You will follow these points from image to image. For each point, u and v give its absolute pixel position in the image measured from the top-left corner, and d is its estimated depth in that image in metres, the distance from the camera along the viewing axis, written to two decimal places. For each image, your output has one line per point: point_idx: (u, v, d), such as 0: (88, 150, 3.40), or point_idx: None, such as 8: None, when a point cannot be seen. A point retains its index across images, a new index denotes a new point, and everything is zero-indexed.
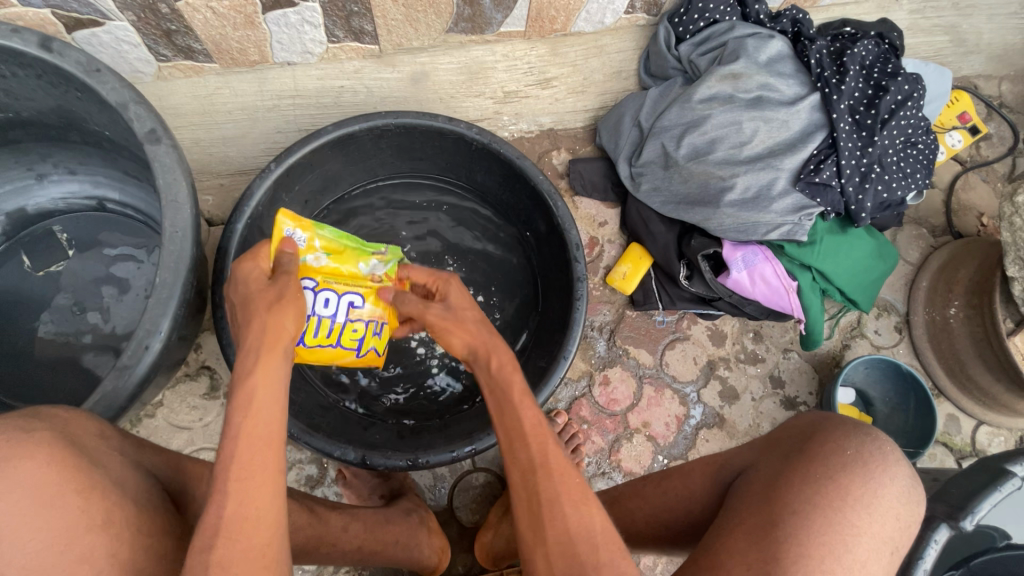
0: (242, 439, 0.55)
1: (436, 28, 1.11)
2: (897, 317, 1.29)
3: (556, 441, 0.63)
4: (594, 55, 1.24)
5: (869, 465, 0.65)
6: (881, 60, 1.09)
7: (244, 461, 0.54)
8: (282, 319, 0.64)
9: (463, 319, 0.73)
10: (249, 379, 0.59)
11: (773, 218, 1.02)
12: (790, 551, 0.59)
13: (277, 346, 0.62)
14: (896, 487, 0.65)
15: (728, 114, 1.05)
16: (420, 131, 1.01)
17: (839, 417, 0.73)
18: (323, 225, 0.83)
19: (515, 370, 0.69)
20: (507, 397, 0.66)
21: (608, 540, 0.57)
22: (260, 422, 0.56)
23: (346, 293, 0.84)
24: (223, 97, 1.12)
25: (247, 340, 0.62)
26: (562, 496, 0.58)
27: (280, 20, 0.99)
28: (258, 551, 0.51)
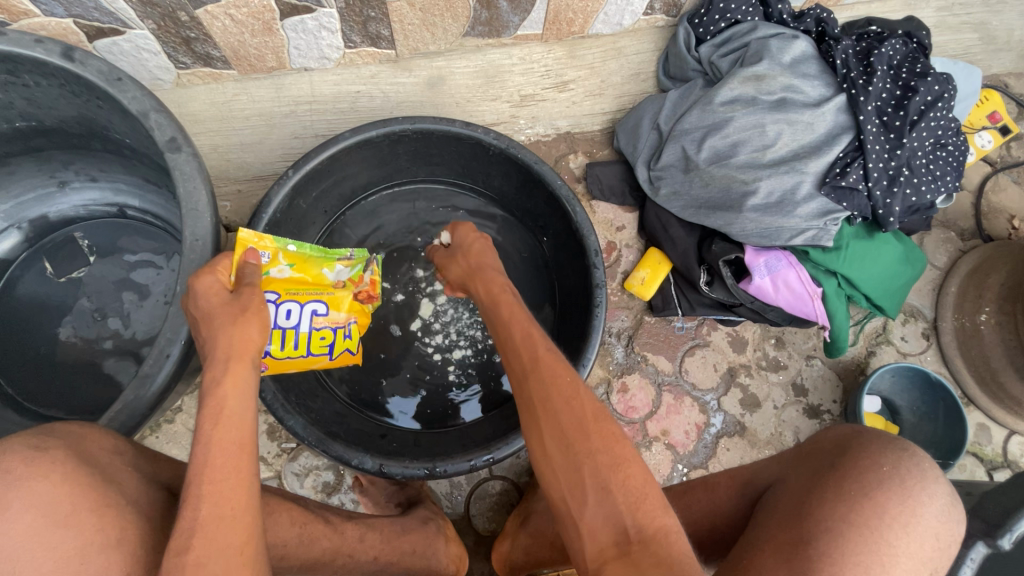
0: (215, 445, 0.54)
1: (453, 32, 1.10)
2: (924, 324, 1.25)
3: (549, 348, 0.65)
4: (612, 58, 1.22)
5: (906, 484, 0.62)
6: (909, 59, 1.06)
7: (218, 468, 0.52)
8: (246, 330, 0.63)
9: (459, 253, 0.83)
10: (219, 388, 0.58)
11: (796, 222, 1.00)
12: (821, 570, 0.57)
13: (247, 356, 0.62)
14: (934, 506, 0.62)
15: (750, 117, 1.02)
16: (437, 136, 1.00)
17: (872, 433, 0.70)
18: (282, 237, 0.87)
19: (501, 290, 0.74)
20: (498, 315, 0.71)
21: (602, 431, 0.57)
22: (229, 426, 0.56)
23: (309, 302, 0.91)
24: (240, 104, 1.12)
25: (212, 357, 0.61)
26: (552, 393, 0.59)
27: (298, 26, 0.99)
28: (234, 548, 0.50)
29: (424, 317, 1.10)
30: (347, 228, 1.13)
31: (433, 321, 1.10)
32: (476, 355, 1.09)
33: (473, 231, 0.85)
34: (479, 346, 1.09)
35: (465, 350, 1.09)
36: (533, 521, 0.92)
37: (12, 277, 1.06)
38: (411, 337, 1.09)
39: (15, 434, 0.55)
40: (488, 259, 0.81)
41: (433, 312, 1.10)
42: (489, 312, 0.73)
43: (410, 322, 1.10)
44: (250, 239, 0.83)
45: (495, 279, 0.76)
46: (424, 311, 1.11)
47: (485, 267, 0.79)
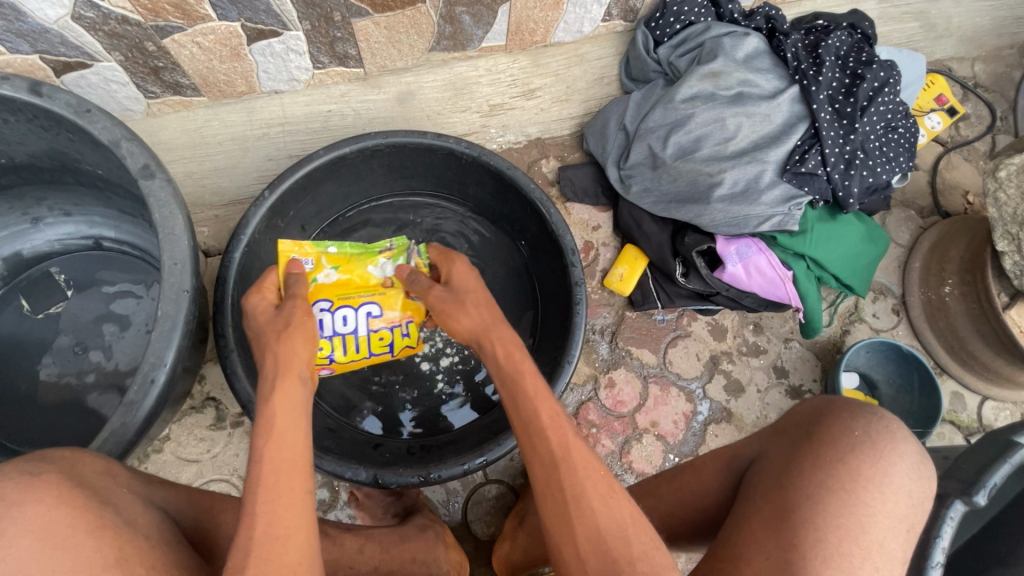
0: (266, 463, 0.57)
1: (419, 48, 1.12)
2: (893, 300, 1.30)
3: (580, 440, 0.65)
4: (575, 64, 1.26)
5: (877, 446, 0.65)
6: (855, 49, 1.12)
7: (271, 482, 0.55)
8: (293, 345, 0.70)
9: (467, 304, 0.79)
10: (269, 407, 0.62)
11: (762, 210, 1.04)
12: (806, 535, 0.60)
13: (293, 372, 0.67)
14: (905, 464, 0.65)
15: (710, 112, 1.06)
16: (410, 149, 1.03)
17: (844, 401, 0.73)
18: (322, 244, 0.98)
19: (521, 358, 0.73)
20: (520, 389, 0.69)
21: (640, 536, 0.59)
22: (281, 446, 0.59)
23: (361, 305, 0.99)
24: (213, 129, 1.13)
25: (263, 373, 0.67)
26: (588, 491, 0.60)
27: (266, 49, 1.01)
28: (291, 569, 0.51)
29: None
30: None
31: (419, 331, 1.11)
32: (464, 362, 1.10)
33: (470, 272, 0.85)
34: (466, 352, 1.11)
35: (453, 357, 1.10)
36: (530, 520, 0.94)
37: None
38: None
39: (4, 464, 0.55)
40: (497, 313, 0.79)
41: None
42: (505, 380, 0.72)
43: None
44: (291, 249, 0.95)
45: (510, 339, 0.75)
46: None
47: (498, 323, 0.77)
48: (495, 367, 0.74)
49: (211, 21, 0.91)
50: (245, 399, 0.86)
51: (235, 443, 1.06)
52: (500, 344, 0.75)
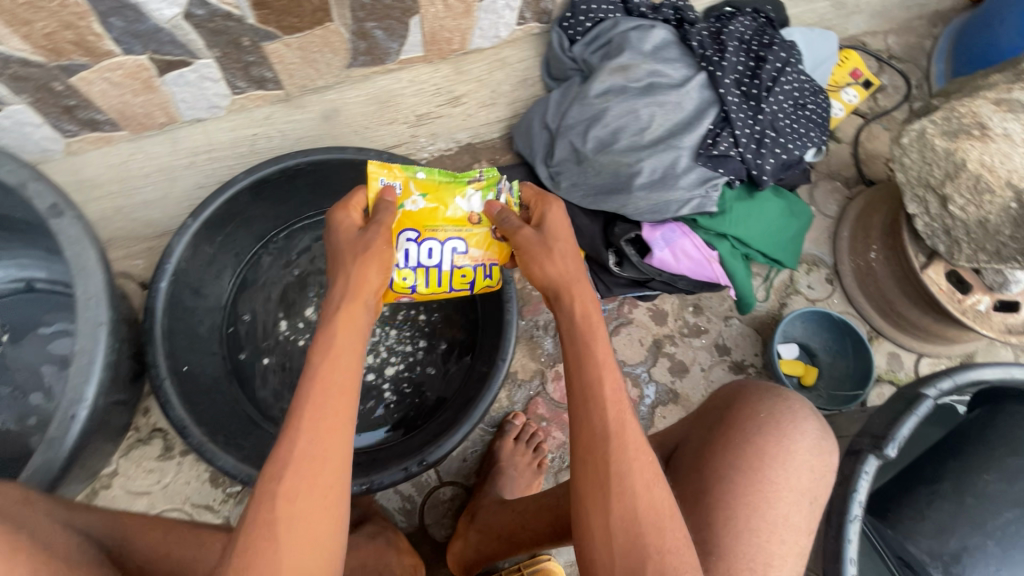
0: (317, 384, 0.60)
1: (336, 65, 1.14)
2: (826, 270, 1.34)
3: (639, 429, 0.63)
4: (497, 68, 1.29)
5: (782, 424, 0.68)
6: (758, 33, 1.16)
7: (318, 402, 0.59)
8: (365, 272, 0.71)
9: (554, 252, 0.73)
10: (330, 330, 0.65)
11: (681, 194, 1.07)
12: (720, 515, 0.63)
13: (361, 297, 0.69)
14: (807, 441, 0.68)
15: (624, 104, 1.10)
16: (333, 165, 1.04)
17: (754, 384, 0.76)
18: (410, 168, 0.87)
19: (598, 326, 0.69)
20: (591, 355, 0.66)
21: (671, 526, 0.59)
22: (334, 371, 0.61)
23: (449, 240, 0.86)
24: (138, 162, 1.13)
25: (335, 290, 0.70)
26: (635, 476, 0.60)
27: (179, 79, 1.02)
28: (324, 488, 0.55)
29: None
30: (260, 268, 1.13)
31: None
32: (409, 369, 1.12)
33: (565, 217, 0.78)
34: (410, 359, 1.12)
35: (397, 365, 1.11)
36: (481, 517, 0.97)
37: None
38: None
39: None
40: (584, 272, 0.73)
41: None
42: (573, 340, 0.69)
43: None
44: (379, 171, 0.84)
45: (592, 305, 0.70)
46: None
47: (583, 283, 0.72)
48: (567, 323, 0.70)
49: (116, 56, 0.92)
50: (180, 424, 0.86)
51: (186, 471, 1.06)
52: (578, 305, 0.70)
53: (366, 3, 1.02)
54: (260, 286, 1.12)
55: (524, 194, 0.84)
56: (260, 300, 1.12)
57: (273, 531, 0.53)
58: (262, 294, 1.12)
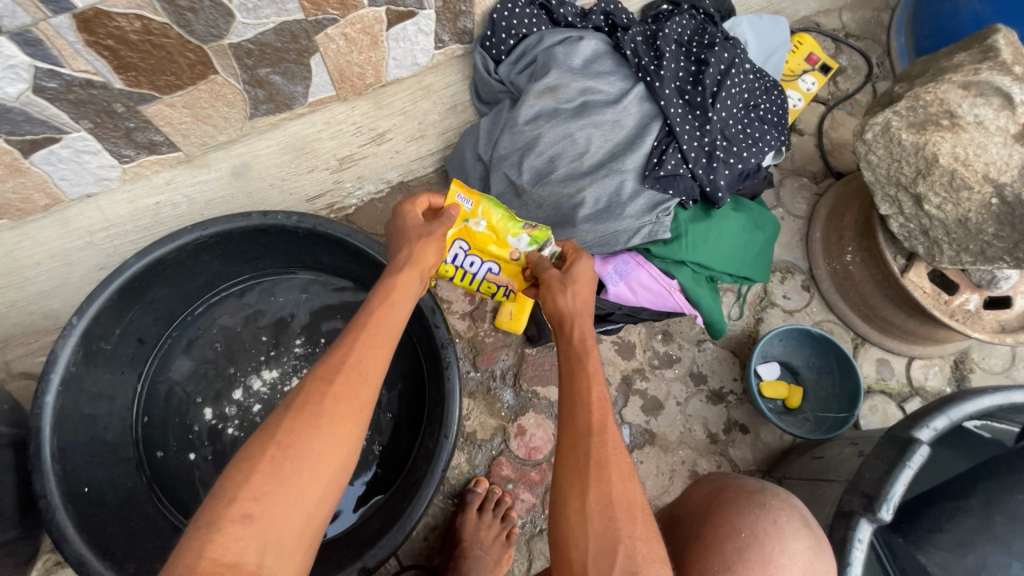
0: (372, 320, 0.63)
1: (236, 117, 1.01)
2: (802, 276, 1.24)
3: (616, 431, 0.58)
4: (422, 98, 1.17)
5: (766, 547, 0.60)
6: (698, 32, 1.05)
7: (375, 332, 0.62)
8: (428, 246, 0.73)
9: (567, 285, 0.72)
10: (397, 278, 0.68)
11: (630, 222, 0.96)
12: None
13: (420, 266, 0.71)
14: (797, 567, 0.60)
15: (557, 128, 0.99)
16: (238, 234, 0.93)
17: (735, 486, 0.68)
18: (489, 197, 0.85)
19: (593, 347, 0.65)
20: (579, 366, 0.63)
21: (644, 526, 0.53)
22: (384, 322, 0.63)
23: (488, 261, 0.90)
24: (26, 250, 1.00)
25: (397, 255, 0.72)
26: (613, 468, 0.55)
27: (51, 157, 0.90)
28: (359, 399, 0.57)
29: None
30: (178, 351, 1.02)
31: None
32: None
33: (593, 266, 0.76)
34: None
35: None
36: None
37: None
38: None
39: None
40: (589, 303, 0.72)
41: None
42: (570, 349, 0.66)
43: None
44: (461, 193, 0.82)
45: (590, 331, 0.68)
46: None
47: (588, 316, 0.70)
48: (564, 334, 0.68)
49: None
50: (76, 559, 0.75)
51: None
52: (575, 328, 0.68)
53: (252, 50, 0.90)
54: (178, 373, 1.01)
55: (562, 247, 0.82)
56: (181, 387, 1.01)
57: (298, 435, 0.53)
58: (181, 379, 1.01)
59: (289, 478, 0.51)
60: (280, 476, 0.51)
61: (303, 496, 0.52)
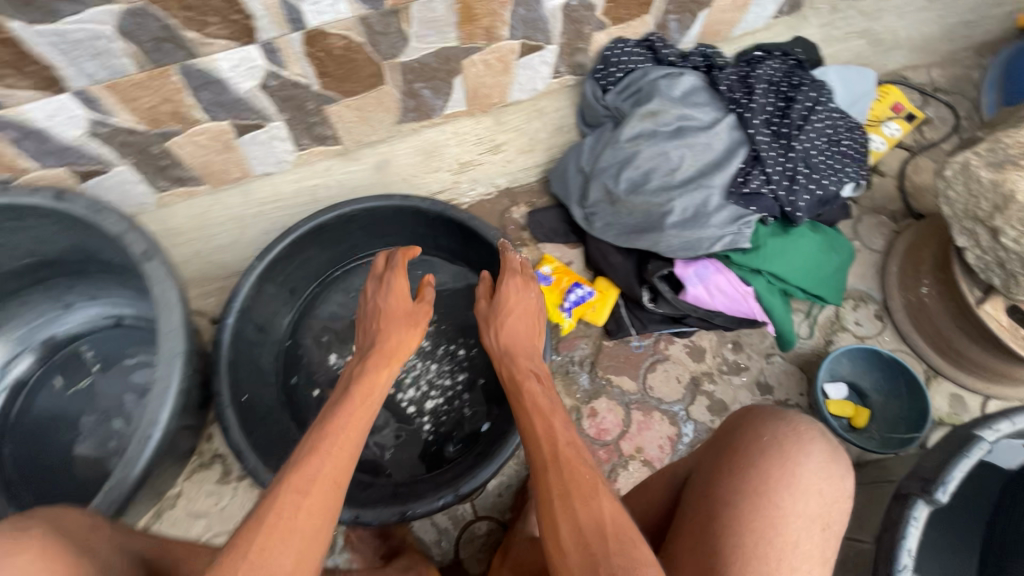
0: (354, 402, 0.82)
1: (389, 122, 1.27)
2: (875, 306, 1.29)
3: (576, 452, 0.74)
4: (534, 117, 1.38)
5: (784, 449, 0.66)
6: (788, 74, 1.19)
7: (354, 411, 0.80)
8: (410, 334, 0.99)
9: (505, 321, 1.00)
10: (376, 374, 0.89)
11: (713, 231, 1.08)
12: (727, 541, 0.62)
13: (395, 356, 0.94)
14: (814, 463, 0.66)
15: (654, 147, 1.14)
16: (382, 211, 1.14)
17: (758, 407, 0.74)
18: None
19: (544, 393, 0.88)
20: (534, 412, 0.84)
21: (617, 534, 0.63)
22: (360, 404, 0.82)
23: None
24: (216, 212, 1.27)
25: (378, 350, 0.94)
26: (573, 486, 0.68)
27: (254, 139, 1.16)
28: (344, 460, 0.72)
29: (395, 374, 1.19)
30: (317, 305, 1.23)
31: (404, 377, 1.19)
32: (448, 402, 1.17)
33: (535, 297, 1.04)
34: (449, 393, 1.18)
35: (437, 400, 1.17)
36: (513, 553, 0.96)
37: (27, 396, 1.17)
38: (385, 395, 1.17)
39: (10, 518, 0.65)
40: (525, 338, 1.00)
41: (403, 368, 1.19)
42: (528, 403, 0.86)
43: None
44: None
45: (524, 365, 0.94)
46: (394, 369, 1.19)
47: (520, 349, 0.98)
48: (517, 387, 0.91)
49: (204, 123, 1.07)
50: (238, 449, 0.94)
51: (241, 496, 1.12)
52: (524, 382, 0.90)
53: (415, 67, 1.14)
54: (314, 323, 1.22)
55: (511, 265, 1.06)
56: (316, 335, 1.21)
57: (299, 499, 0.65)
58: (316, 328, 1.22)
59: (295, 526, 0.62)
60: (283, 531, 0.61)
61: (299, 545, 0.61)
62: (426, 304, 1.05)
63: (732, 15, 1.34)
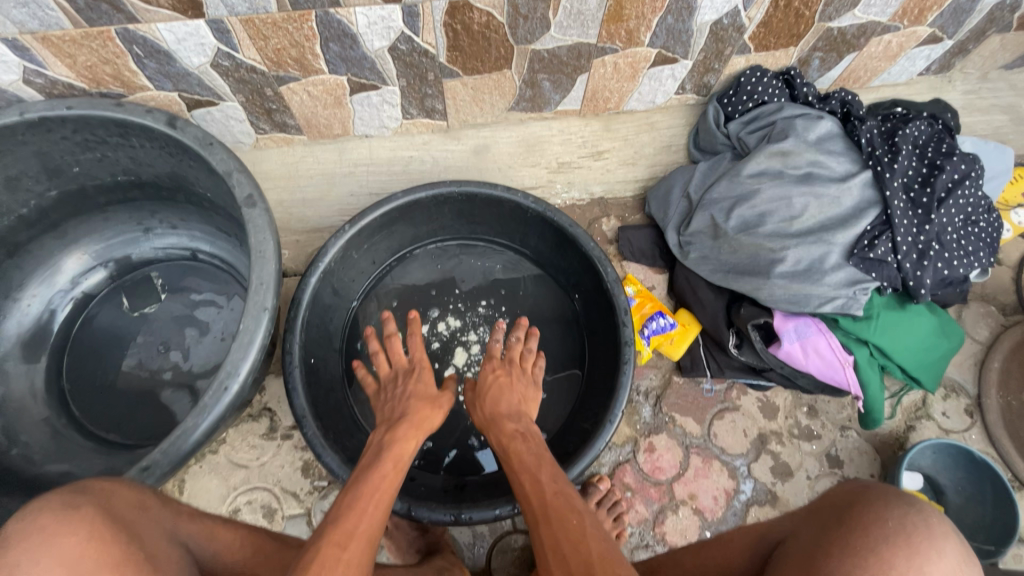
0: (387, 456, 0.78)
1: (499, 107, 1.22)
2: (967, 400, 1.20)
3: (563, 500, 0.73)
4: (644, 131, 1.31)
5: (916, 540, 0.58)
6: (935, 139, 1.10)
7: (383, 466, 0.76)
8: (431, 413, 0.88)
9: (494, 392, 0.92)
10: (404, 441, 0.81)
11: (825, 290, 1.02)
12: None
13: (425, 428, 0.85)
14: (948, 562, 0.58)
15: (777, 189, 1.07)
16: (480, 199, 1.10)
17: (882, 487, 0.66)
18: None
19: (540, 446, 0.83)
20: (528, 465, 0.79)
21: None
22: (393, 456, 0.78)
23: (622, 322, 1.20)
24: (307, 164, 1.25)
25: (404, 414, 0.86)
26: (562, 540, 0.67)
27: (365, 100, 1.13)
28: (370, 515, 0.69)
29: (458, 367, 1.15)
30: (391, 279, 1.19)
31: (466, 371, 1.15)
32: None
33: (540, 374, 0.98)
34: None
35: None
36: None
37: (88, 313, 1.16)
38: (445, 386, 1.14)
39: (55, 491, 0.61)
40: (518, 402, 0.91)
41: (467, 361, 1.15)
42: (520, 457, 0.81)
43: (443, 370, 1.15)
44: None
45: (509, 427, 0.87)
46: (458, 361, 1.15)
47: (511, 413, 0.89)
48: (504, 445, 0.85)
49: (323, 74, 1.04)
50: (300, 414, 0.91)
51: (282, 455, 1.10)
52: (513, 439, 0.85)
53: (544, 58, 1.08)
54: (384, 297, 1.18)
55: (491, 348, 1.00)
56: (384, 308, 1.18)
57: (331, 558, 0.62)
58: (383, 304, 1.18)
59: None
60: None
61: None
62: (450, 391, 0.94)
63: (877, 64, 1.26)
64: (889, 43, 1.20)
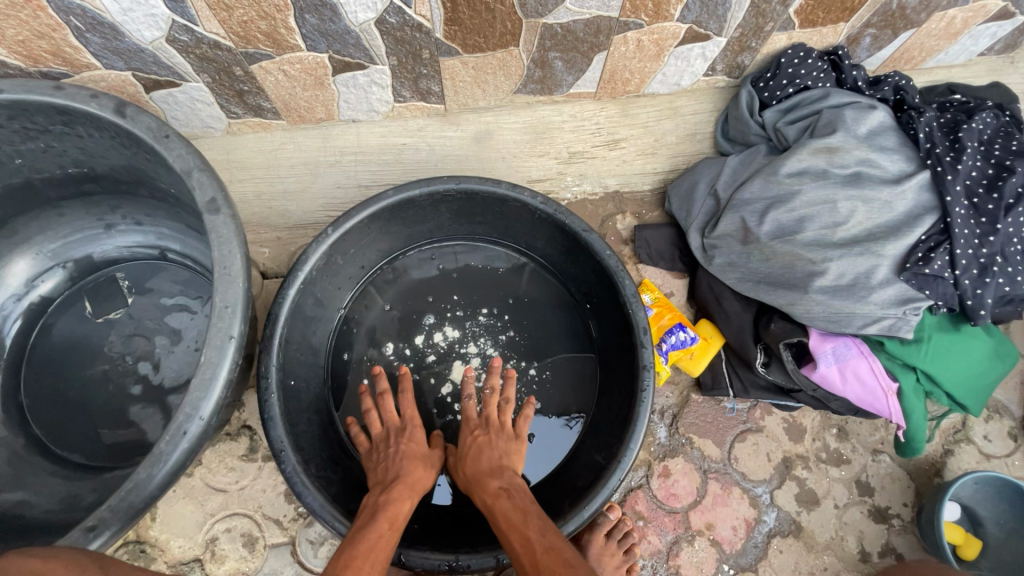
0: (383, 513, 0.76)
1: (504, 89, 1.07)
2: (1010, 422, 1.10)
3: (552, 553, 0.68)
4: (666, 117, 1.17)
5: None
6: (1001, 134, 0.97)
7: (382, 524, 0.74)
8: (422, 472, 0.85)
9: (473, 451, 0.88)
10: (399, 501, 0.79)
11: (871, 309, 0.90)
12: None
13: (420, 490, 0.83)
14: None
15: (820, 191, 0.94)
16: (482, 197, 0.97)
17: None
18: None
19: (527, 499, 0.79)
20: (512, 521, 0.75)
21: None
22: (393, 513, 0.76)
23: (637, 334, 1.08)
24: (287, 152, 1.10)
25: (393, 474, 0.84)
26: None
27: (350, 81, 0.98)
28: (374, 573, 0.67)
29: (455, 383, 1.04)
30: (383, 283, 1.08)
31: (465, 388, 1.04)
32: None
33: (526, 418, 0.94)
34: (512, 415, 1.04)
35: None
36: None
37: (47, 321, 1.05)
38: (442, 404, 1.03)
39: None
40: (500, 456, 0.86)
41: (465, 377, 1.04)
42: (507, 512, 0.77)
43: (439, 387, 1.04)
44: None
45: (490, 484, 0.82)
46: (455, 377, 1.04)
47: (492, 468, 0.84)
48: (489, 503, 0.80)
49: (300, 51, 0.89)
50: (278, 448, 0.81)
51: (263, 478, 1.01)
52: (493, 495, 0.80)
53: (557, 33, 0.93)
54: (376, 303, 1.07)
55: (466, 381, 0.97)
56: (375, 317, 1.06)
57: None
58: (374, 313, 1.06)
59: None
60: None
61: None
62: (438, 450, 0.93)
63: (936, 42, 1.10)
64: (953, 19, 1.04)
